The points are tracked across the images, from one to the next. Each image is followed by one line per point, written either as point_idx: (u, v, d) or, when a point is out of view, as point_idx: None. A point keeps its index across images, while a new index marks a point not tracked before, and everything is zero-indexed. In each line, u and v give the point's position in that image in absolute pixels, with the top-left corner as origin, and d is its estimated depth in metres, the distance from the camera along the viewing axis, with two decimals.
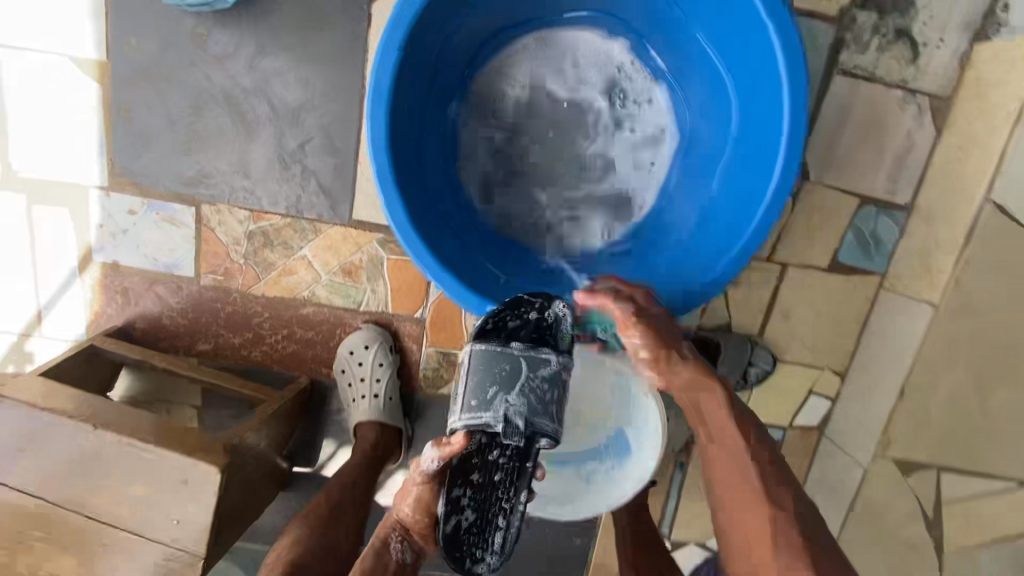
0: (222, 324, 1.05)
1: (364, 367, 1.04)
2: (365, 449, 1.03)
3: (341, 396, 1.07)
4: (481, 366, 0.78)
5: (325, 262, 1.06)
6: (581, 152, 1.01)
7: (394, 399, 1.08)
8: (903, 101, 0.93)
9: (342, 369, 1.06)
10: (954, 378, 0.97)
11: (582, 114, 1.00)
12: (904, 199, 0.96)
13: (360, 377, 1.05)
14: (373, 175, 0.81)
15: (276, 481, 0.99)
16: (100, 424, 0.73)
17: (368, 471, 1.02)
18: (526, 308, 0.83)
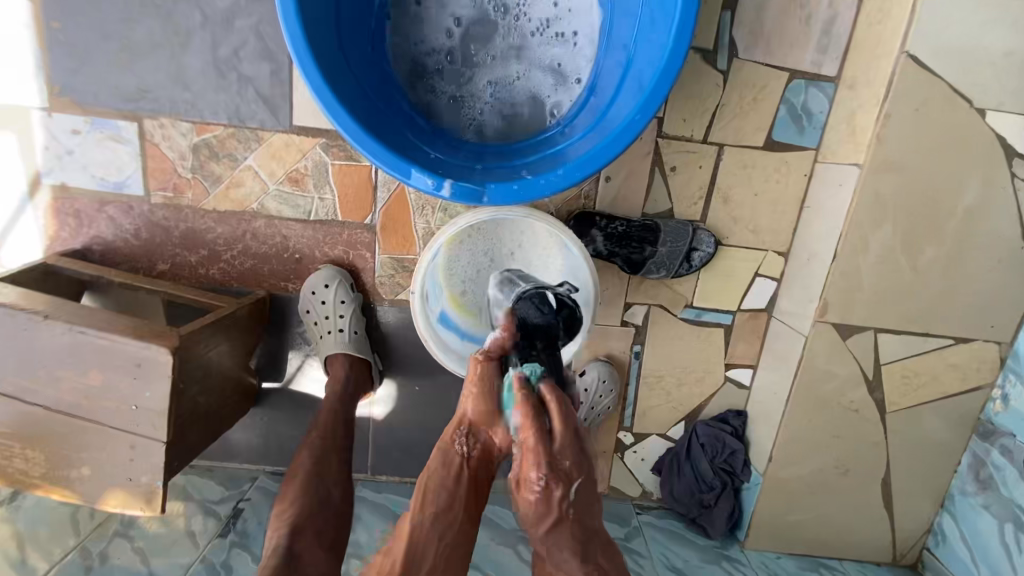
0: (177, 243, 1.09)
1: (327, 305, 1.08)
2: (336, 384, 1.08)
3: (309, 330, 1.12)
4: (456, 264, 0.98)
5: (270, 172, 1.05)
6: (505, 35, 0.89)
7: (359, 333, 1.11)
8: None
9: (308, 310, 1.09)
10: (885, 236, 0.98)
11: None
12: (831, 71, 1.00)
13: (324, 315, 1.08)
14: (288, 40, 0.74)
15: (241, 393, 1.09)
16: (63, 320, 0.82)
17: (343, 406, 1.08)
18: (485, 237, 0.97)
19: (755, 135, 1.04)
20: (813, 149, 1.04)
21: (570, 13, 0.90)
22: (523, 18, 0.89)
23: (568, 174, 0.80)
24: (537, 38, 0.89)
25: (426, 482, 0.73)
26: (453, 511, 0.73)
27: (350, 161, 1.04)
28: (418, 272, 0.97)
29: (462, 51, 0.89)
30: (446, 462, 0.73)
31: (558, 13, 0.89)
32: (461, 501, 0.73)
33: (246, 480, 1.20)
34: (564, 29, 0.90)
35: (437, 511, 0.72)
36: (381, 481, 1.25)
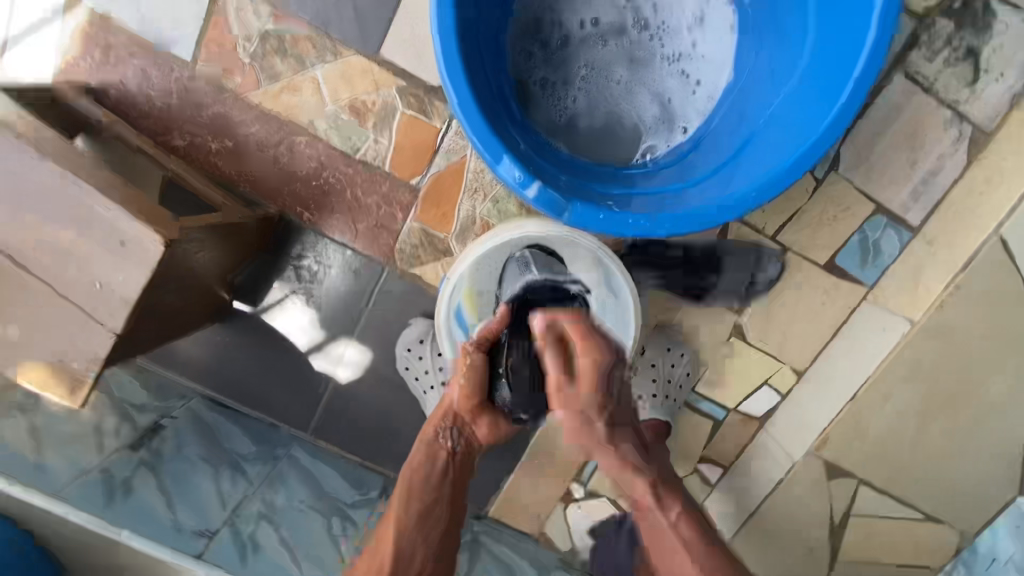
0: (204, 125, 0.98)
1: (425, 360, 1.06)
2: None
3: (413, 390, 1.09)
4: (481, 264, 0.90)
5: (334, 92, 0.95)
6: (629, 52, 0.85)
7: None
8: (947, 123, 0.94)
9: (406, 366, 1.07)
10: (904, 397, 1.00)
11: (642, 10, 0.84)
12: (915, 220, 0.96)
13: (425, 370, 1.06)
14: None
15: (207, 305, 0.99)
16: (55, 160, 0.71)
17: None
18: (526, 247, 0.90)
19: (819, 252, 1.00)
20: (869, 286, 0.99)
21: (698, 60, 0.85)
22: (652, 43, 0.84)
23: (659, 222, 0.70)
24: (657, 68, 0.85)
25: (409, 476, 0.89)
26: (429, 494, 0.87)
27: (420, 115, 0.96)
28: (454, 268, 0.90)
29: (582, 50, 0.85)
30: (430, 455, 0.89)
31: (686, 56, 0.85)
32: (433, 491, 0.88)
33: (175, 397, 1.09)
34: (689, 76, 0.85)
35: (421, 503, 0.87)
36: (318, 447, 1.14)
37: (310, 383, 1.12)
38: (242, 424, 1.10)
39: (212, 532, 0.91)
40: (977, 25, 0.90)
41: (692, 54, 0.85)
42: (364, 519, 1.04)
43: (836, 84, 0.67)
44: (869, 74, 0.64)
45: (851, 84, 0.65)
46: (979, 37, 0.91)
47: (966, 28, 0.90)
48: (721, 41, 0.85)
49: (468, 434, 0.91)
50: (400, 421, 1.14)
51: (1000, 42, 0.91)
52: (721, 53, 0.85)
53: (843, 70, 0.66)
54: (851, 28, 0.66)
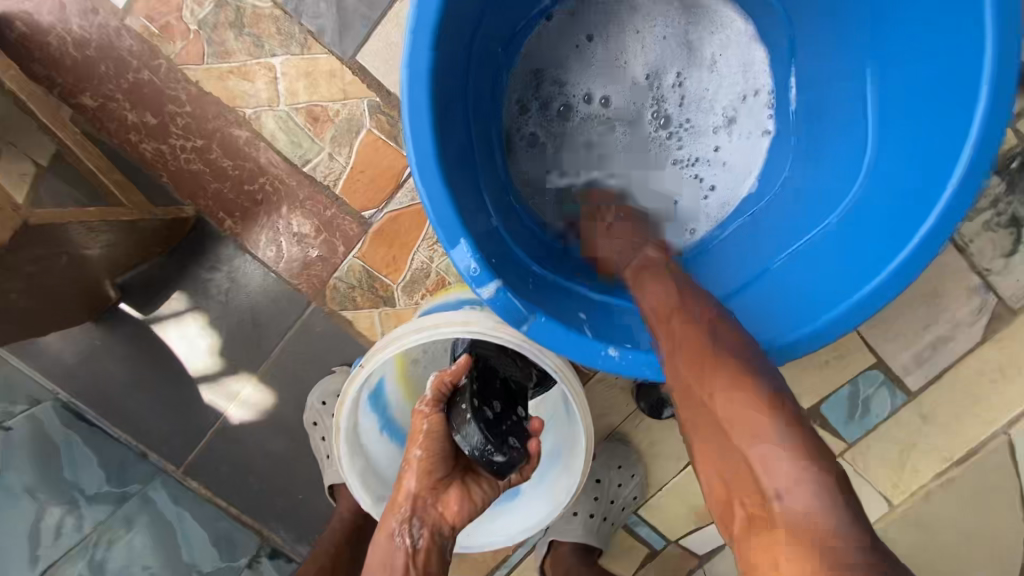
0: (124, 90, 0.79)
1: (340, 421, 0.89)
2: (345, 515, 0.86)
3: (315, 450, 0.91)
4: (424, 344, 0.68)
5: (291, 89, 0.78)
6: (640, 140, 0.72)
7: None
8: (972, 290, 0.83)
9: (313, 422, 0.89)
10: None
11: (665, 95, 0.72)
12: (913, 385, 0.85)
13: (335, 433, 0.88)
14: None
15: (76, 304, 0.80)
16: None
17: (353, 544, 0.84)
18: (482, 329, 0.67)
19: (804, 396, 0.88)
20: (850, 443, 0.88)
21: (718, 164, 0.72)
22: (667, 135, 0.72)
23: (632, 362, 0.55)
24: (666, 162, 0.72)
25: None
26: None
27: (390, 140, 0.80)
28: (377, 349, 0.63)
29: (588, 124, 0.72)
30: (387, 560, 0.60)
31: (705, 157, 0.72)
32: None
33: (22, 400, 0.89)
34: (704, 178, 0.72)
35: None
36: (187, 489, 0.95)
37: (195, 415, 0.94)
38: (100, 450, 0.92)
39: None
40: None
41: (712, 154, 0.72)
42: None
43: (886, 242, 0.52)
44: (927, 247, 0.50)
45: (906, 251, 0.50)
46: None
47: (1018, 193, 0.80)
48: (748, 149, 0.71)
49: (435, 521, 0.63)
50: (294, 477, 0.96)
51: None
52: (747, 162, 0.71)
53: (899, 227, 0.52)
54: (917, 176, 0.52)
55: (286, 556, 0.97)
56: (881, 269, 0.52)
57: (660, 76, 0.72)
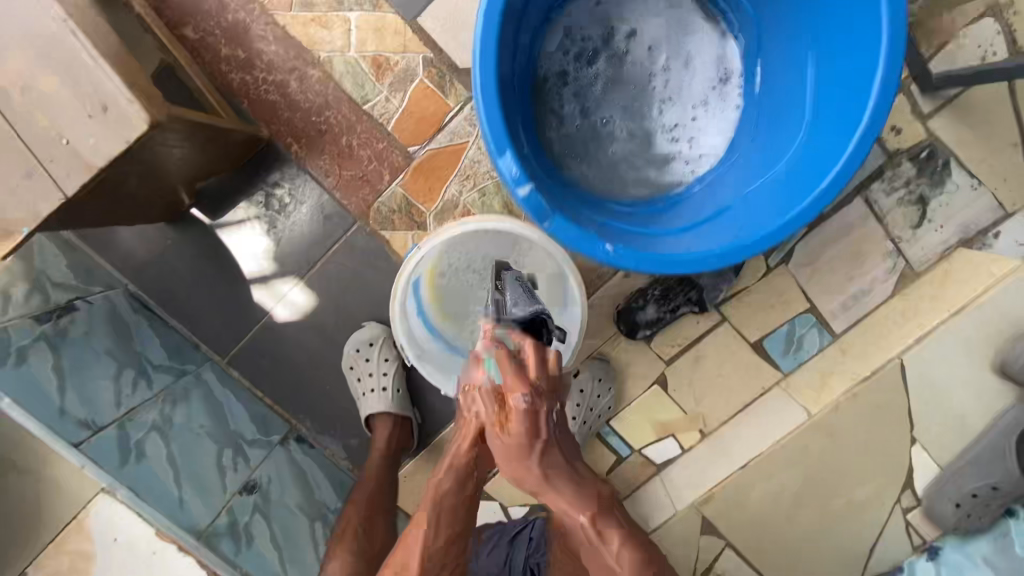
0: (221, 28, 0.97)
1: (371, 363, 1.07)
2: (384, 444, 1.04)
3: (351, 391, 1.09)
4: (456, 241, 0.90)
5: (361, 40, 0.97)
6: (637, 104, 0.91)
7: (400, 391, 1.08)
8: (888, 254, 1.05)
9: (350, 366, 1.07)
10: (787, 479, 1.09)
11: (660, 69, 0.91)
12: (838, 327, 1.07)
13: (369, 372, 1.07)
14: None
15: (163, 201, 0.96)
16: (74, 20, 0.68)
17: (390, 471, 1.03)
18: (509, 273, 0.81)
19: (752, 331, 1.09)
20: (783, 373, 1.09)
21: (693, 130, 0.91)
22: (657, 102, 0.91)
23: (621, 256, 0.73)
24: (654, 124, 0.91)
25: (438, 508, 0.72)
26: (456, 524, 0.74)
27: (437, 89, 0.98)
28: (437, 233, 0.86)
29: (598, 86, 0.91)
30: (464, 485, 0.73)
31: (683, 124, 0.91)
32: (461, 518, 0.75)
33: (99, 283, 1.04)
34: (686, 137, 0.91)
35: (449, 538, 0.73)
36: (230, 376, 1.12)
37: (243, 312, 1.10)
38: (160, 333, 1.06)
39: (98, 426, 0.83)
40: (935, 178, 1.03)
41: (689, 123, 0.91)
42: (257, 459, 1.03)
43: (815, 179, 0.74)
44: (840, 179, 0.71)
45: (826, 182, 0.72)
46: (933, 189, 1.03)
47: (925, 178, 1.03)
48: (718, 121, 0.91)
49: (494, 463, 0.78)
50: (324, 373, 1.13)
51: (948, 199, 1.03)
52: (721, 122, 0.91)
53: (826, 167, 0.73)
54: (839, 134, 0.74)
55: (309, 442, 1.14)
56: (810, 195, 0.73)
57: (657, 53, 0.90)
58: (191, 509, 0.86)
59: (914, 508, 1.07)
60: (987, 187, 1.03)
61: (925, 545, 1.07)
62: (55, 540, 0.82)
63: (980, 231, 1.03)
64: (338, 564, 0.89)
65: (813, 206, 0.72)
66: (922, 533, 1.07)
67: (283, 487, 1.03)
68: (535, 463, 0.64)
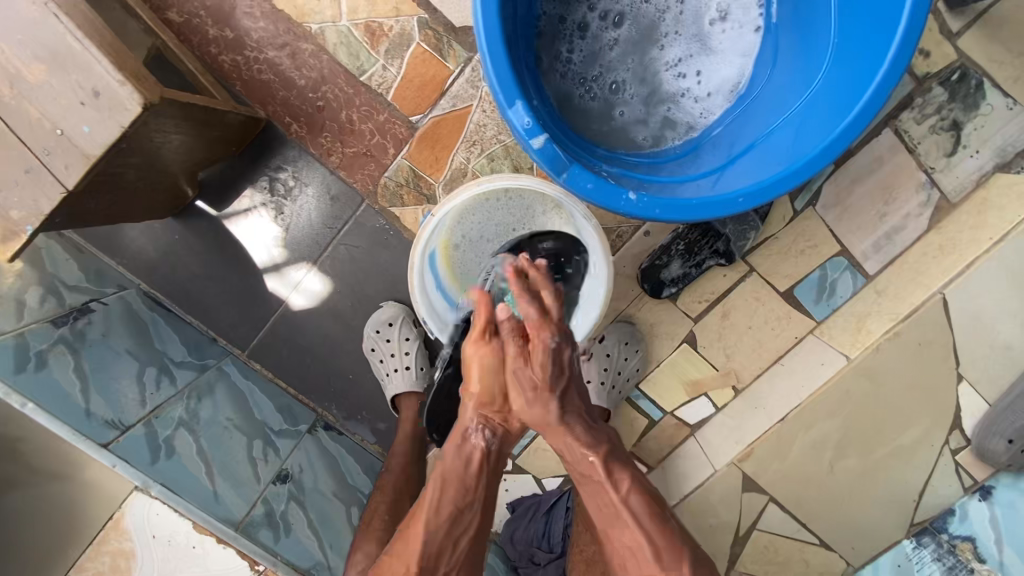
0: (206, 7, 0.93)
1: (393, 343, 1.05)
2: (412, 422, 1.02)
3: (375, 373, 1.06)
4: (465, 211, 0.88)
5: (352, 7, 0.92)
6: (644, 45, 0.86)
7: (425, 370, 1.07)
8: (921, 186, 1.00)
9: (371, 348, 1.05)
10: (828, 427, 1.05)
11: (674, 1, 0.85)
12: (871, 268, 1.03)
13: (391, 353, 1.04)
14: None
15: (168, 194, 0.94)
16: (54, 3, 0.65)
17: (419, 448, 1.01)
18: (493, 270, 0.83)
19: (781, 280, 1.05)
20: (817, 321, 1.05)
21: (719, 62, 0.87)
22: (665, 38, 0.86)
23: (647, 204, 0.69)
24: (675, 61, 0.86)
25: (433, 506, 0.70)
26: (469, 492, 0.72)
27: (435, 53, 0.94)
28: (450, 198, 0.83)
29: (606, 36, 0.85)
30: (464, 457, 0.72)
31: (693, 61, 0.86)
32: (476, 484, 0.72)
33: (112, 285, 1.02)
34: (703, 76, 0.87)
35: (457, 505, 0.71)
36: (252, 368, 1.11)
37: (258, 303, 1.08)
38: (179, 329, 1.05)
39: (126, 425, 0.82)
40: (968, 101, 0.97)
41: (700, 58, 0.86)
42: (288, 449, 1.02)
43: (849, 101, 0.68)
44: (878, 99, 0.66)
45: (863, 103, 0.66)
46: (966, 113, 0.97)
47: (957, 102, 0.97)
48: (733, 55, 0.87)
49: (504, 427, 0.73)
50: (345, 357, 1.11)
51: (982, 122, 0.97)
52: (739, 57, 0.87)
53: (860, 88, 0.68)
54: (873, 49, 0.68)
55: (337, 429, 1.13)
56: (845, 119, 0.68)
57: None
58: (227, 501, 0.84)
59: (963, 449, 1.03)
60: None
61: (976, 485, 1.03)
62: (94, 542, 0.81)
63: (1018, 154, 0.98)
64: (364, 554, 0.84)
65: (852, 131, 0.67)
66: (972, 473, 1.03)
67: (315, 474, 1.02)
68: (542, 396, 0.69)
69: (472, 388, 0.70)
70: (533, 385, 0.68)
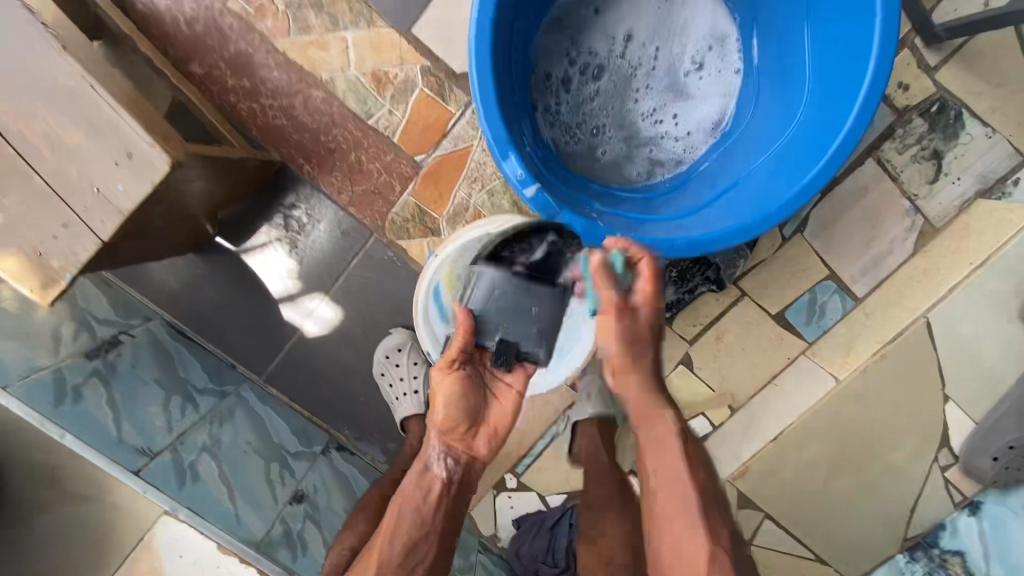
0: (224, 59, 0.99)
1: (401, 369, 1.10)
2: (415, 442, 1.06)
3: (385, 397, 1.12)
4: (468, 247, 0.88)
5: (359, 56, 0.98)
6: (620, 97, 0.93)
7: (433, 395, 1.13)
8: (905, 212, 1.04)
9: (381, 372, 1.11)
10: (820, 445, 1.09)
11: (647, 57, 0.93)
12: (859, 291, 1.06)
13: (400, 378, 1.10)
14: None
15: (191, 233, 1.01)
16: (89, 74, 0.72)
17: None
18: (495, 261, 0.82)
19: (773, 304, 1.08)
20: (808, 341, 1.09)
21: (700, 104, 0.94)
22: (639, 91, 0.93)
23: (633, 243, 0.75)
24: (657, 107, 0.94)
25: (390, 545, 0.78)
26: (426, 524, 0.81)
27: (438, 97, 1.00)
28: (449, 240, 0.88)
29: (588, 88, 0.93)
30: (420, 491, 0.82)
31: (670, 108, 0.94)
32: (432, 519, 0.81)
33: (138, 317, 1.09)
34: (685, 118, 0.94)
35: (414, 537, 0.79)
36: (268, 393, 1.17)
37: (274, 331, 1.15)
38: (199, 357, 1.11)
39: (154, 453, 0.88)
40: (948, 131, 1.01)
41: (680, 103, 0.94)
42: (303, 471, 1.08)
43: (821, 144, 0.74)
44: (848, 140, 0.71)
45: (834, 145, 0.72)
46: (947, 142, 1.01)
47: (938, 132, 1.01)
48: (712, 97, 0.94)
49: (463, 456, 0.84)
50: (356, 381, 1.17)
51: (963, 151, 1.01)
52: (717, 99, 0.94)
53: (830, 131, 0.73)
54: (842, 95, 0.73)
55: (349, 450, 1.20)
56: (818, 161, 0.73)
57: (646, 41, 0.93)
58: (247, 522, 0.90)
59: (952, 466, 1.06)
60: (1002, 135, 1.01)
61: (966, 500, 1.06)
62: (130, 558, 0.89)
63: (998, 181, 1.02)
64: (352, 533, 0.91)
65: (826, 171, 0.72)
66: (962, 489, 1.06)
67: (329, 495, 1.08)
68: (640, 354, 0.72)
69: (434, 414, 0.84)
70: (637, 326, 0.71)
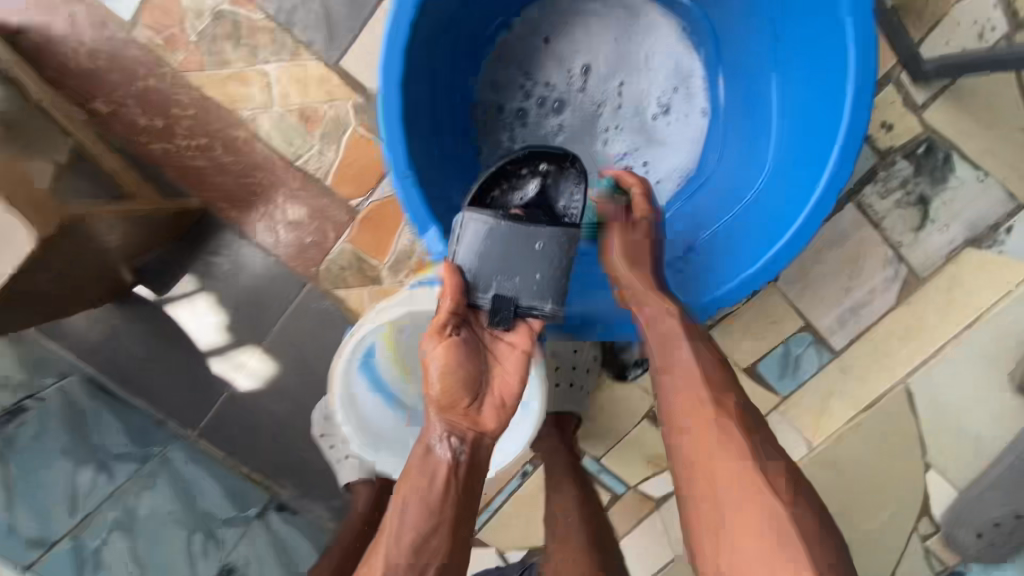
0: (133, 95, 0.89)
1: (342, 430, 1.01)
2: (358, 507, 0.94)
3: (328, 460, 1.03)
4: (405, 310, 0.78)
5: (283, 92, 0.89)
6: (583, 136, 0.84)
7: None
8: (887, 261, 0.95)
9: (320, 434, 1.02)
10: None
11: (611, 92, 0.84)
12: (837, 344, 0.98)
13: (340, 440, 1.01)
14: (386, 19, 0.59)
15: (103, 288, 0.92)
16: None
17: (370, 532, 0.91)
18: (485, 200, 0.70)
19: (744, 357, 1.00)
20: (781, 396, 1.00)
21: (669, 146, 0.85)
22: (604, 130, 0.84)
23: None
24: (620, 149, 0.84)
25: (395, 539, 0.60)
26: (434, 508, 0.61)
27: (372, 137, 0.90)
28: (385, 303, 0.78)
29: (546, 125, 0.84)
30: (425, 471, 0.63)
31: (638, 152, 0.85)
32: (443, 501, 0.62)
33: (52, 375, 0.99)
34: (653, 161, 0.85)
35: (420, 528, 0.60)
36: (201, 448, 1.06)
37: (205, 385, 1.05)
38: (123, 418, 1.02)
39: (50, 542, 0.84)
40: (935, 175, 0.92)
41: (646, 147, 0.85)
42: (233, 541, 0.99)
43: (791, 211, 0.66)
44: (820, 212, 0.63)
45: (804, 216, 0.64)
46: (934, 186, 0.92)
47: (925, 176, 0.92)
48: (683, 140, 0.84)
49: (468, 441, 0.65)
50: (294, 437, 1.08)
51: (951, 196, 0.92)
52: (688, 141, 0.85)
53: (800, 198, 0.66)
54: (815, 158, 0.65)
55: (291, 509, 1.08)
56: (786, 233, 0.65)
57: (607, 75, 0.83)
58: None
59: (933, 534, 0.99)
60: (995, 179, 0.92)
61: (946, 570, 0.99)
62: None
63: (988, 229, 0.93)
64: None
65: (795, 245, 0.65)
66: (943, 558, 0.99)
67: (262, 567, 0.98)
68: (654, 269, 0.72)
69: (430, 384, 0.65)
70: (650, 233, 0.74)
